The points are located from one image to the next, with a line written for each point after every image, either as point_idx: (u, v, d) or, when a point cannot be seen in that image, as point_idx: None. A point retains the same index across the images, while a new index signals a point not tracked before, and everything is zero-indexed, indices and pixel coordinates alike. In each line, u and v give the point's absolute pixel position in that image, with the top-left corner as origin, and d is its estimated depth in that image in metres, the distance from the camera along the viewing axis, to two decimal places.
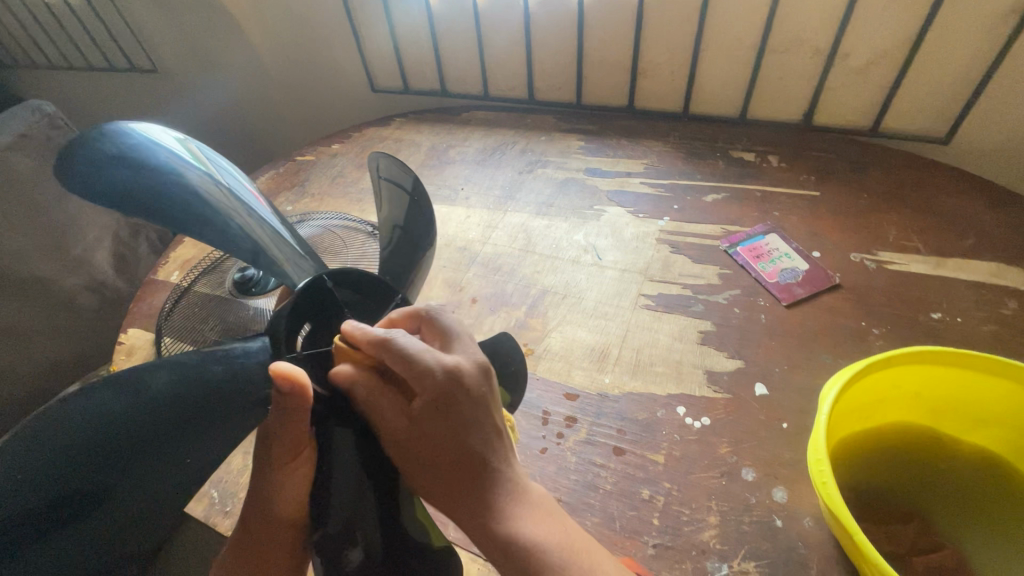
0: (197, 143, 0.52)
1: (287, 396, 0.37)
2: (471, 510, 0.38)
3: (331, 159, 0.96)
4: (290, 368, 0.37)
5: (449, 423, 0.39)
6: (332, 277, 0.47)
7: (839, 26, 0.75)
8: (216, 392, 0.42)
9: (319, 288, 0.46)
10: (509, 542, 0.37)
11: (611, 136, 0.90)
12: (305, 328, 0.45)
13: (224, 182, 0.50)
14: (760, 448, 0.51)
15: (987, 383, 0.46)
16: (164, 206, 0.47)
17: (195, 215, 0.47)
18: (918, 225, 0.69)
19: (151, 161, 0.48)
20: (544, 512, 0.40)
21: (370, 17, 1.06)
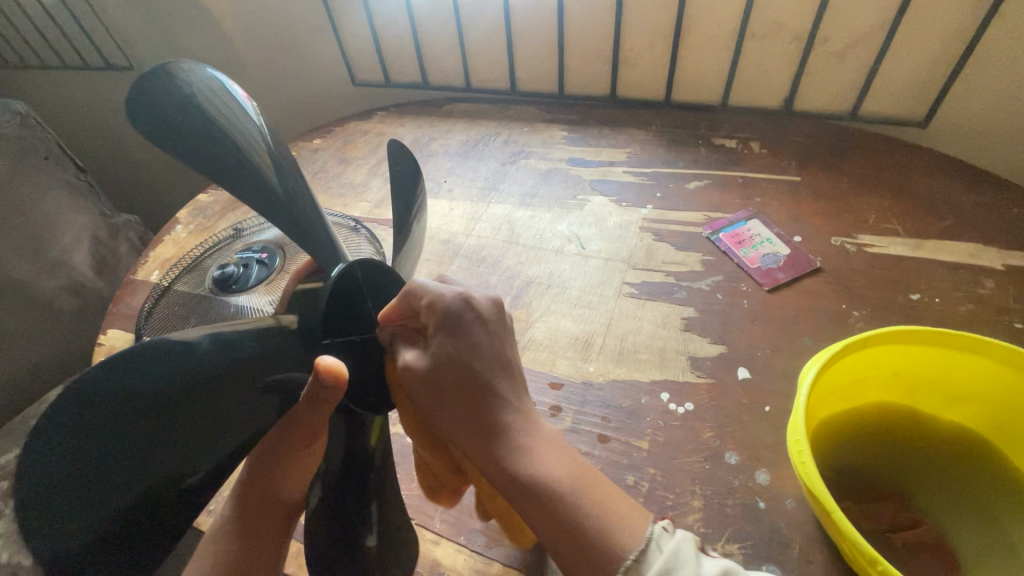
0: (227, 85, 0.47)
1: (323, 389, 0.36)
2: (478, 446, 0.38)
3: (312, 155, 0.95)
4: (338, 364, 0.36)
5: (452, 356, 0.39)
6: (361, 269, 0.42)
7: (817, 11, 0.75)
8: (249, 369, 0.36)
9: (347, 278, 0.41)
10: (516, 473, 0.37)
11: (593, 125, 0.90)
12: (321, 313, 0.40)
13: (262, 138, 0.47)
14: (742, 432, 0.52)
15: (963, 361, 0.46)
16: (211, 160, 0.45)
17: (237, 175, 0.45)
18: (898, 208, 0.69)
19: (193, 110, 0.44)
20: (549, 446, 0.38)
21: (348, 8, 1.04)
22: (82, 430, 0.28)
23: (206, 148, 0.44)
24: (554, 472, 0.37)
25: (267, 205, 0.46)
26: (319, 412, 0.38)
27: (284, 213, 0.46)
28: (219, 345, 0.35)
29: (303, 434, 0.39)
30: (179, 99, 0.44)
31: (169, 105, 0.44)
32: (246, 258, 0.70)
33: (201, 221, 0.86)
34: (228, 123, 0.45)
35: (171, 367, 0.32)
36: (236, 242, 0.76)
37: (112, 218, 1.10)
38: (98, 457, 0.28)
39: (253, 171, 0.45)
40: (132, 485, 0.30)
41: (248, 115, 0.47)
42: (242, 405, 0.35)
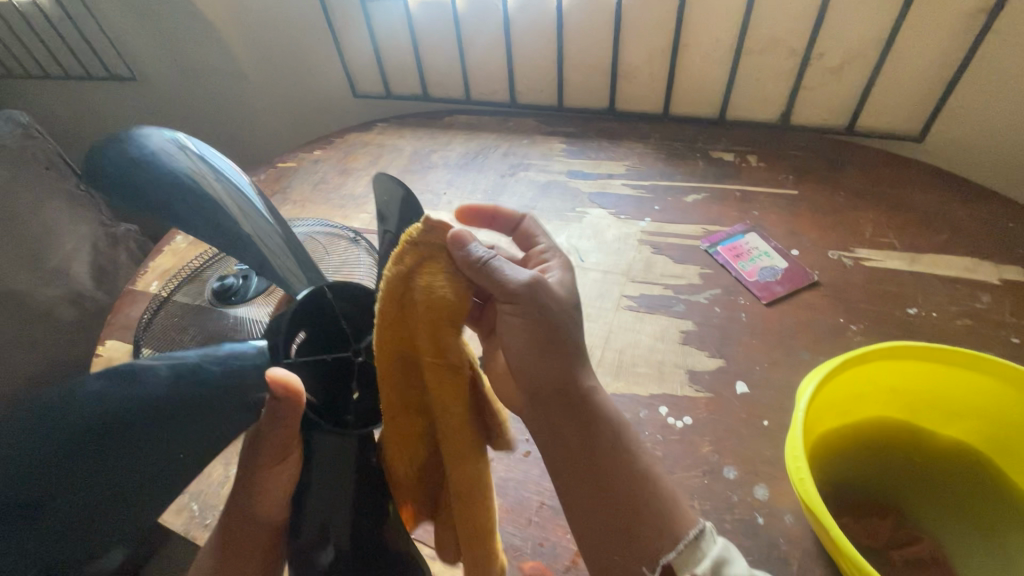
0: (198, 144, 0.53)
1: (280, 400, 0.36)
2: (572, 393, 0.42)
3: (312, 166, 0.96)
4: (288, 375, 0.36)
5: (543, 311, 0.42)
6: (333, 290, 0.43)
7: (814, 27, 0.76)
8: (206, 396, 0.38)
9: (319, 300, 0.42)
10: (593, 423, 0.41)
11: (592, 138, 0.91)
12: (299, 336, 0.42)
13: (229, 184, 0.51)
14: (741, 446, 0.52)
15: (961, 376, 0.47)
16: (170, 204, 0.49)
17: (201, 216, 0.49)
18: (895, 222, 0.70)
19: (155, 163, 0.50)
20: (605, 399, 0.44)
21: (350, 21, 1.05)
22: (65, 443, 0.32)
23: (176, 200, 0.49)
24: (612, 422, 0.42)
25: (240, 245, 0.49)
26: (282, 425, 0.37)
27: (253, 249, 0.49)
28: (174, 371, 0.38)
29: (273, 452, 0.38)
30: (142, 152, 0.50)
31: (138, 160, 0.50)
32: (245, 270, 0.70)
33: None
34: (198, 179, 0.50)
35: (139, 387, 0.36)
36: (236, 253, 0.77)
37: (112, 228, 1.11)
38: (59, 469, 0.31)
39: (222, 217, 0.49)
40: (120, 503, 0.33)
41: (220, 167, 0.52)
42: (189, 438, 0.37)
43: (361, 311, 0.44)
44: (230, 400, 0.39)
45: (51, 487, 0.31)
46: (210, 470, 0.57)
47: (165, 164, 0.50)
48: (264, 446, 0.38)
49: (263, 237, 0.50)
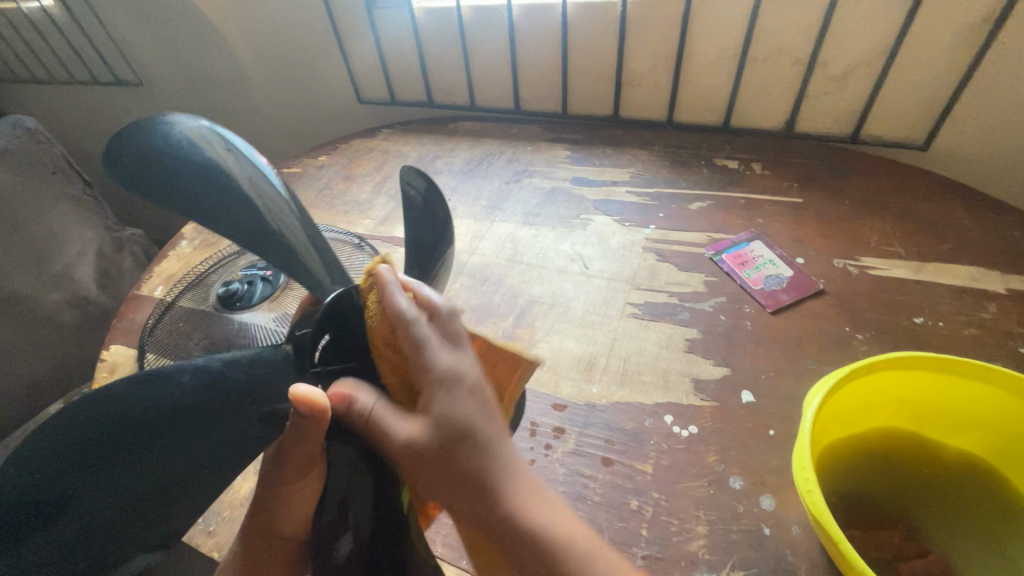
0: (223, 130, 0.49)
1: (305, 418, 0.36)
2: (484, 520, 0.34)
3: (317, 171, 0.96)
4: (311, 393, 0.36)
5: (447, 421, 0.35)
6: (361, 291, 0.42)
7: (818, 37, 0.76)
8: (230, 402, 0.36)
9: (347, 302, 0.41)
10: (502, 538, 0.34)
11: (597, 145, 0.91)
12: (325, 338, 0.41)
13: (258, 179, 0.48)
14: (746, 456, 0.51)
15: (969, 388, 0.46)
16: (196, 202, 0.45)
17: (231, 216, 0.46)
18: (900, 231, 0.70)
19: (180, 155, 0.45)
20: (552, 504, 0.35)
21: (355, 28, 1.05)
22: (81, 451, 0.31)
23: (202, 195, 0.45)
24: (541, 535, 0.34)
25: (271, 246, 0.47)
26: (307, 439, 0.38)
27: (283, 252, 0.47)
28: (198, 377, 0.36)
29: (296, 466, 0.39)
30: (165, 143, 0.45)
31: (160, 150, 0.45)
32: (250, 276, 0.71)
33: (206, 237, 0.87)
34: (226, 174, 0.46)
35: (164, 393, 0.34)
36: (241, 258, 0.77)
37: (116, 232, 1.11)
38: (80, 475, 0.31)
39: (251, 215, 0.47)
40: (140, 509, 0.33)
41: (248, 159, 0.49)
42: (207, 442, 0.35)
43: None
44: (252, 408, 0.37)
45: (77, 478, 0.30)
46: None
47: (191, 155, 0.45)
48: (289, 460, 0.39)
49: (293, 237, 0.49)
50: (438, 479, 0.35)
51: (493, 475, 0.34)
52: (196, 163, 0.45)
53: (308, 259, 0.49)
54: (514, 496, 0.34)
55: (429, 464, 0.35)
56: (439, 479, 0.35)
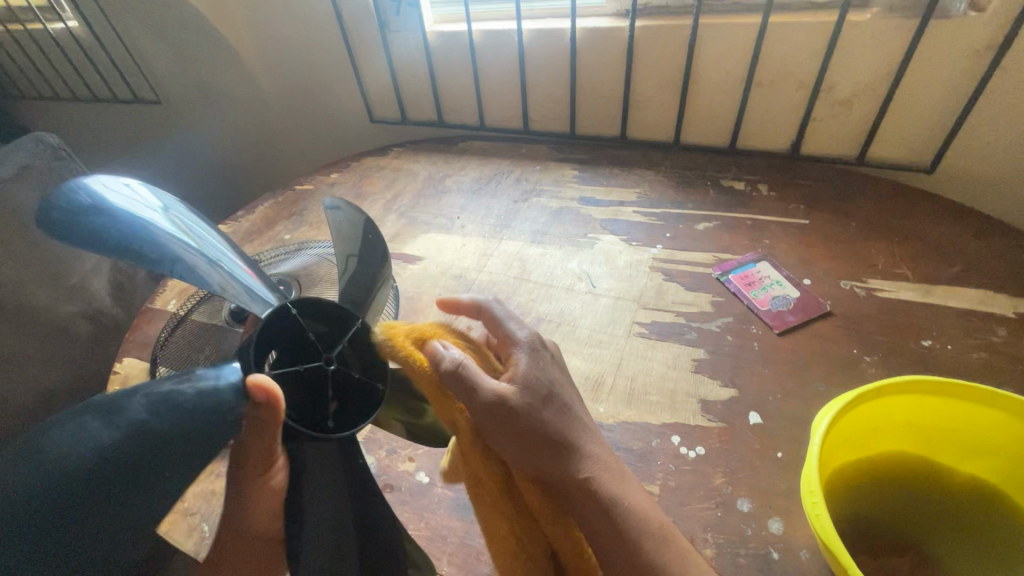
0: (144, 185, 0.50)
1: (261, 407, 0.38)
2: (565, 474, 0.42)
3: (329, 189, 0.98)
4: (266, 384, 0.37)
5: (542, 382, 0.44)
6: (297, 304, 0.43)
7: (823, 62, 0.77)
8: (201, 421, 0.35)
9: (282, 314, 0.42)
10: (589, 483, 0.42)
11: (604, 166, 0.93)
12: (271, 354, 0.42)
13: (182, 223, 0.49)
14: (754, 478, 0.51)
15: (977, 413, 0.46)
16: (121, 241, 0.45)
17: (156, 251, 0.45)
18: (907, 254, 0.70)
19: (99, 203, 0.46)
20: (624, 477, 0.44)
21: (369, 50, 1.07)
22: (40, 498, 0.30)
23: (125, 238, 0.45)
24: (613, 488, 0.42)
25: (199, 275, 0.46)
26: (264, 436, 0.39)
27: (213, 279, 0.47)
28: (157, 401, 0.34)
29: (257, 462, 0.40)
30: (75, 196, 0.46)
31: (72, 205, 0.46)
32: None
33: None
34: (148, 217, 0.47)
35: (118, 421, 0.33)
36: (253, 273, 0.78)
37: None
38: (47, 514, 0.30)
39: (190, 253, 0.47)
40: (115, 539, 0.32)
41: (167, 202, 0.51)
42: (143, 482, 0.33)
43: (327, 323, 0.44)
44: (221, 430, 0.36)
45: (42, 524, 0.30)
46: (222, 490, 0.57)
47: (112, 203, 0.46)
48: (247, 459, 0.40)
49: (223, 269, 0.48)
50: (531, 437, 0.41)
51: (576, 435, 0.43)
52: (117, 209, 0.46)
53: (237, 286, 0.48)
54: (592, 458, 0.43)
55: (521, 419, 0.41)
56: (529, 440, 0.41)
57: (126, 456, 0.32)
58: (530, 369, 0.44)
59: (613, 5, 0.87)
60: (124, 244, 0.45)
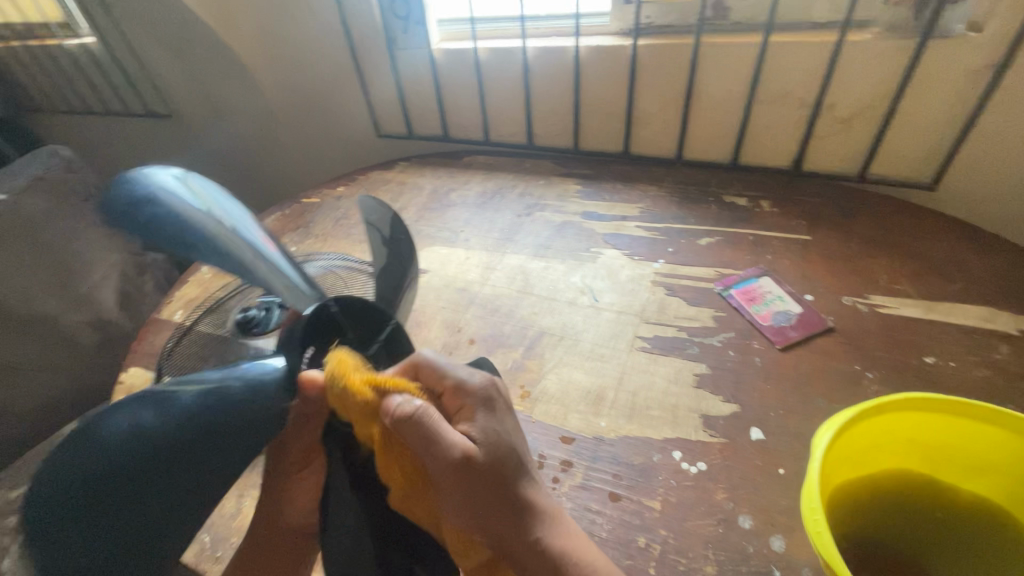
0: (215, 189, 0.57)
1: (310, 397, 0.46)
2: (517, 535, 0.41)
3: (335, 202, 0.99)
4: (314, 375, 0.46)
5: (495, 436, 0.43)
6: (337, 303, 0.48)
7: (823, 81, 0.78)
8: (235, 409, 0.45)
9: (325, 313, 0.47)
10: (548, 546, 0.41)
11: (607, 182, 0.94)
12: (310, 351, 0.47)
13: (239, 224, 0.55)
14: (756, 495, 0.51)
15: (979, 431, 0.46)
16: (184, 240, 0.52)
17: (211, 248, 0.52)
18: (909, 270, 0.70)
19: (172, 202, 0.54)
20: (575, 530, 0.44)
21: (377, 66, 1.09)
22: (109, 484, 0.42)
23: (186, 234, 0.52)
24: (574, 546, 0.42)
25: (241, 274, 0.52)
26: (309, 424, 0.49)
27: (251, 275, 0.52)
28: (197, 400, 0.45)
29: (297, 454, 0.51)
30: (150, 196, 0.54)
31: (151, 203, 0.54)
32: (268, 302, 0.73)
33: None
34: (210, 217, 0.53)
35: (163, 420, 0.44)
36: None
37: (141, 257, 1.14)
38: (113, 495, 0.42)
39: (229, 252, 0.52)
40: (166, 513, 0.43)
41: (228, 205, 0.57)
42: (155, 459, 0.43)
43: (363, 323, 0.49)
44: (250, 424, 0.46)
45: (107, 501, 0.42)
46: (224, 501, 0.57)
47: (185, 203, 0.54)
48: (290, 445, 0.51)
49: (263, 268, 0.53)
50: (480, 496, 0.41)
51: (529, 495, 0.43)
52: (188, 211, 0.53)
53: (273, 283, 0.52)
54: (545, 518, 0.43)
55: (482, 472, 0.41)
56: (489, 495, 0.41)
57: (163, 447, 0.43)
58: (482, 421, 0.44)
59: (616, 24, 0.89)
60: (187, 244, 0.52)
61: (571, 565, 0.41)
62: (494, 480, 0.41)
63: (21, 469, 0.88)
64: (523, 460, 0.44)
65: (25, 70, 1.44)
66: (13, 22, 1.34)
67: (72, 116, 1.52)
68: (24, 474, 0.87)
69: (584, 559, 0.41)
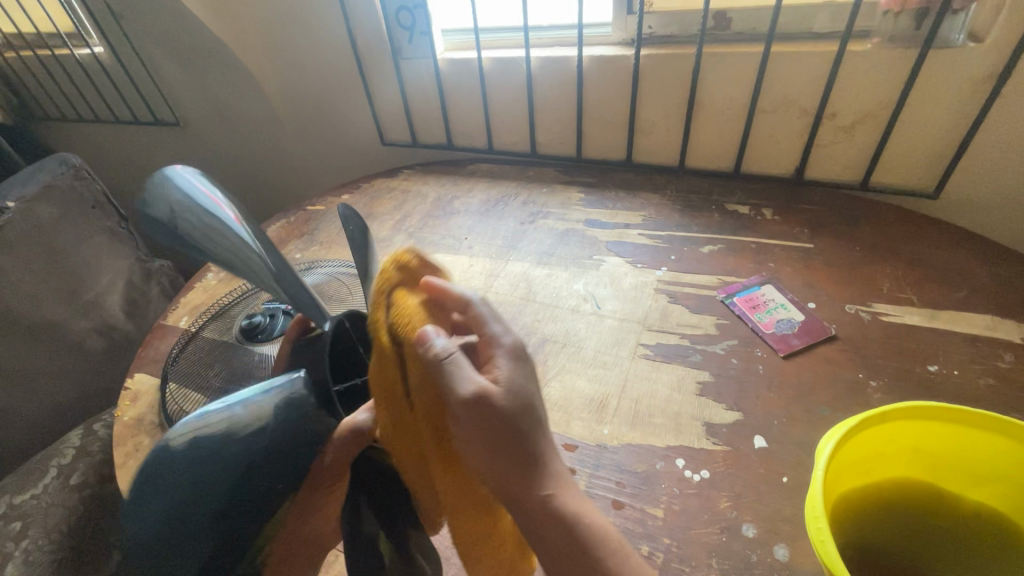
0: (175, 175, 0.55)
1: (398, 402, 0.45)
2: (530, 494, 0.39)
3: (340, 209, 1.00)
4: None
5: (521, 388, 0.40)
6: (349, 318, 0.49)
7: (824, 90, 0.79)
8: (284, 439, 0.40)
9: (342, 331, 0.48)
10: (558, 511, 0.40)
11: (610, 190, 0.95)
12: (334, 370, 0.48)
13: (194, 207, 0.52)
14: (760, 503, 0.51)
15: (984, 440, 0.46)
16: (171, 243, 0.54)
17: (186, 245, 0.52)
18: (912, 279, 0.70)
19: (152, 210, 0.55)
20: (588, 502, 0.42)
21: (382, 76, 1.11)
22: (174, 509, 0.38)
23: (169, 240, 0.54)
24: (585, 515, 0.41)
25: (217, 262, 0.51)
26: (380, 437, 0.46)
27: (223, 264, 0.51)
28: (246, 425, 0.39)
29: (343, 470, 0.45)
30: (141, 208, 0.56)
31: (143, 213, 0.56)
32: (272, 309, 0.73)
33: None
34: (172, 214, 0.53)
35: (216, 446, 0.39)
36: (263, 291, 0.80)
37: (147, 263, 1.16)
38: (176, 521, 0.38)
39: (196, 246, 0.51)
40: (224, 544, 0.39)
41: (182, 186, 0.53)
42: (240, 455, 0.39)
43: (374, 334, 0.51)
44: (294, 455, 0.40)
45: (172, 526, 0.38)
46: None
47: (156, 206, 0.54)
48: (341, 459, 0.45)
49: (227, 253, 0.51)
50: (493, 446, 0.39)
51: (546, 458, 0.41)
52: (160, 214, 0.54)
53: (241, 268, 0.50)
54: (556, 479, 0.41)
55: (503, 424, 0.39)
56: (506, 448, 0.39)
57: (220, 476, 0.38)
58: (511, 372, 0.41)
59: (618, 34, 0.90)
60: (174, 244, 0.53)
61: (579, 529, 0.40)
62: (511, 433, 0.39)
63: (28, 474, 0.89)
64: (545, 421, 0.42)
65: (35, 80, 1.46)
66: (25, 33, 1.36)
67: (81, 125, 1.54)
68: (31, 479, 0.88)
69: (588, 526, 0.40)
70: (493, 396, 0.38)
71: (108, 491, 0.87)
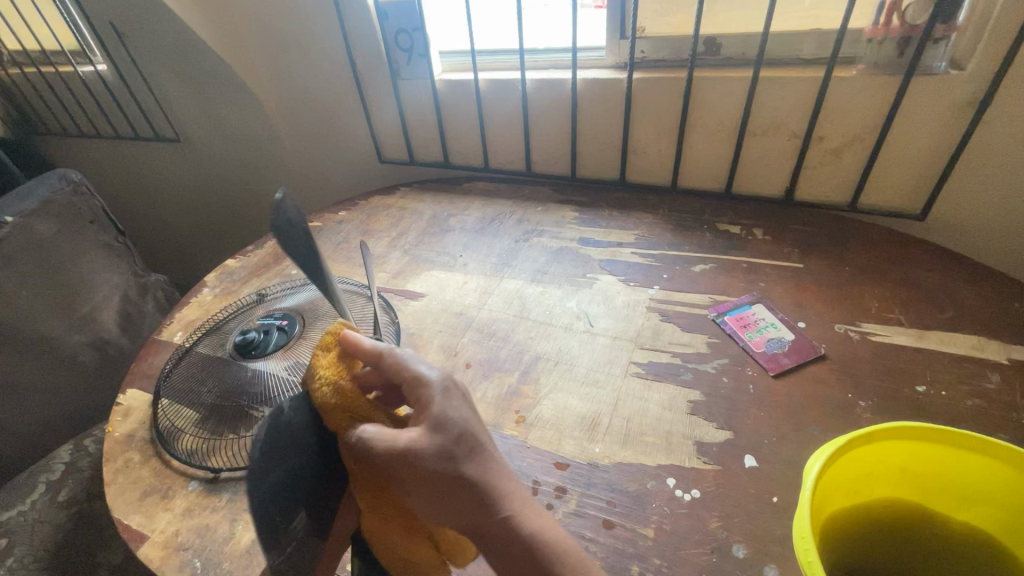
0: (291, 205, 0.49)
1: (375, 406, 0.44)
2: (484, 522, 0.40)
3: (337, 226, 1.01)
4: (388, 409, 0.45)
5: (455, 422, 0.40)
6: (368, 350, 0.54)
7: (812, 114, 0.81)
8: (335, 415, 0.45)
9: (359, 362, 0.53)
10: (512, 530, 0.40)
11: (603, 209, 0.96)
12: None
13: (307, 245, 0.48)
14: (750, 523, 0.51)
15: (970, 461, 0.46)
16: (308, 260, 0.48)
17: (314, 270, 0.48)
18: (900, 299, 0.71)
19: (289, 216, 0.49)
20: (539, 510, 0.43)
21: (380, 95, 1.12)
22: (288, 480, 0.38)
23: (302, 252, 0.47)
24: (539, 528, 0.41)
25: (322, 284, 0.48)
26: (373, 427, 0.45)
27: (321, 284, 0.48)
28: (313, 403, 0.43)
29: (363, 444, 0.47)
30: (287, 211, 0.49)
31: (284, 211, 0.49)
32: (267, 325, 0.74)
33: (226, 285, 0.90)
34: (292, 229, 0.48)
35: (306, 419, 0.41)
36: (257, 308, 0.81)
37: (143, 278, 1.16)
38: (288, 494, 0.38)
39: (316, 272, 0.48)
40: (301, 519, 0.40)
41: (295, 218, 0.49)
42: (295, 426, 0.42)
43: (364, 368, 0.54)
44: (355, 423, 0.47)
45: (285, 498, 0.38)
46: (214, 524, 0.55)
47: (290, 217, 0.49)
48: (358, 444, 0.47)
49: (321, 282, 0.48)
50: (440, 494, 0.39)
51: (494, 483, 0.41)
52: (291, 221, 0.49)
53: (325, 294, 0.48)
54: (512, 499, 0.41)
55: (436, 468, 0.39)
56: (445, 489, 0.39)
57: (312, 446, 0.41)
58: (441, 409, 0.40)
59: (612, 57, 0.93)
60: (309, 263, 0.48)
61: (541, 543, 0.41)
62: (451, 472, 0.39)
63: (14, 491, 0.88)
64: (485, 444, 0.42)
65: (39, 97, 1.48)
66: (29, 50, 1.39)
67: (84, 140, 1.56)
68: (18, 496, 0.87)
69: (552, 539, 0.41)
70: (421, 444, 0.38)
71: (95, 508, 0.86)
